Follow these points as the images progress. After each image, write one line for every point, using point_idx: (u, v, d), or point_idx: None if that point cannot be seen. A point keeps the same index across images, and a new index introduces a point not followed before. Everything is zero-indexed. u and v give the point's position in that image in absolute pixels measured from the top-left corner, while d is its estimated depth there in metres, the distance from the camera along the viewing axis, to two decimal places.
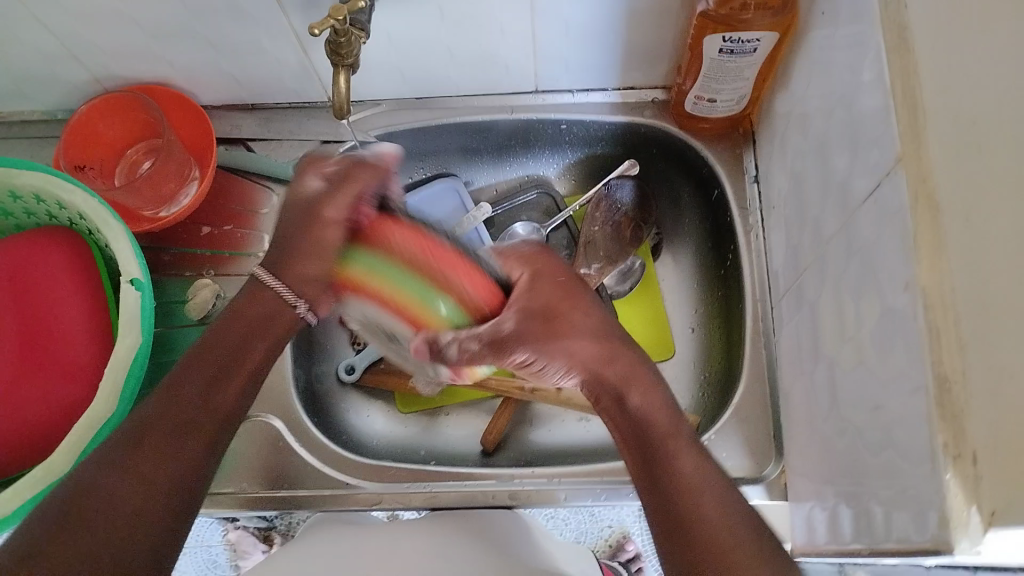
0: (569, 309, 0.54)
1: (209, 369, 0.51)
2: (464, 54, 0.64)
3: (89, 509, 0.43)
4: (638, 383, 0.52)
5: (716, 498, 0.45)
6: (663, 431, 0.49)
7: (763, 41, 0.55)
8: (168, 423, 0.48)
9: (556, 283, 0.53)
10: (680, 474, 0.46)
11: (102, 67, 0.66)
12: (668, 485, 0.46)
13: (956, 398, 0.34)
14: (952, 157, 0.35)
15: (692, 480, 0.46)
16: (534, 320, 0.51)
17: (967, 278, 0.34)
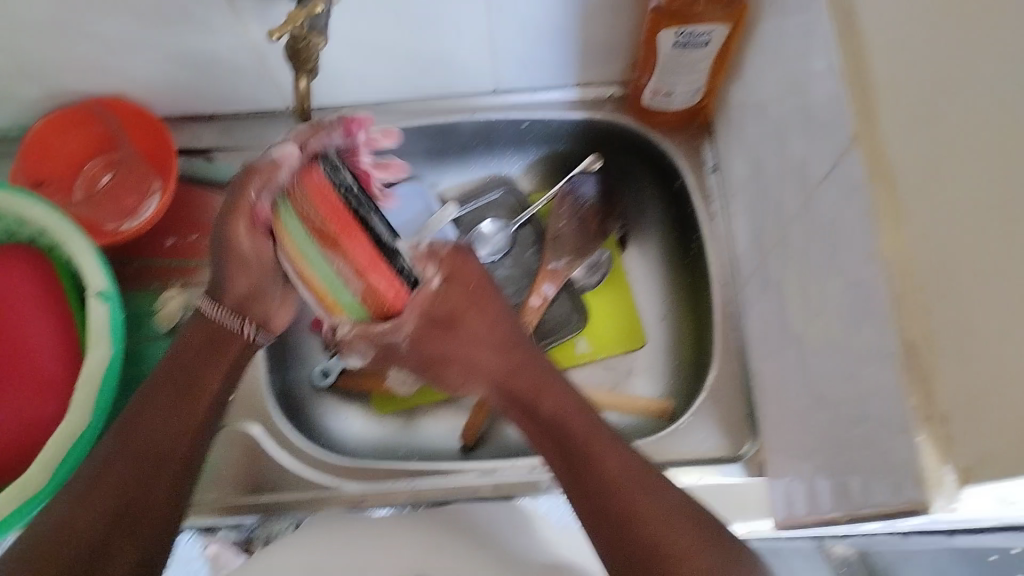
0: (472, 317, 0.51)
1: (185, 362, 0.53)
2: (423, 56, 0.65)
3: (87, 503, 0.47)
4: (549, 392, 0.50)
5: (657, 501, 0.44)
6: (583, 437, 0.47)
7: (714, 34, 0.56)
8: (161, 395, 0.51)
9: (464, 289, 0.50)
10: (606, 466, 0.46)
11: (55, 83, 0.65)
12: (604, 491, 0.45)
13: (925, 363, 0.35)
14: (905, 132, 0.37)
15: (616, 472, 0.46)
16: (435, 327, 0.48)
17: (929, 251, 0.35)
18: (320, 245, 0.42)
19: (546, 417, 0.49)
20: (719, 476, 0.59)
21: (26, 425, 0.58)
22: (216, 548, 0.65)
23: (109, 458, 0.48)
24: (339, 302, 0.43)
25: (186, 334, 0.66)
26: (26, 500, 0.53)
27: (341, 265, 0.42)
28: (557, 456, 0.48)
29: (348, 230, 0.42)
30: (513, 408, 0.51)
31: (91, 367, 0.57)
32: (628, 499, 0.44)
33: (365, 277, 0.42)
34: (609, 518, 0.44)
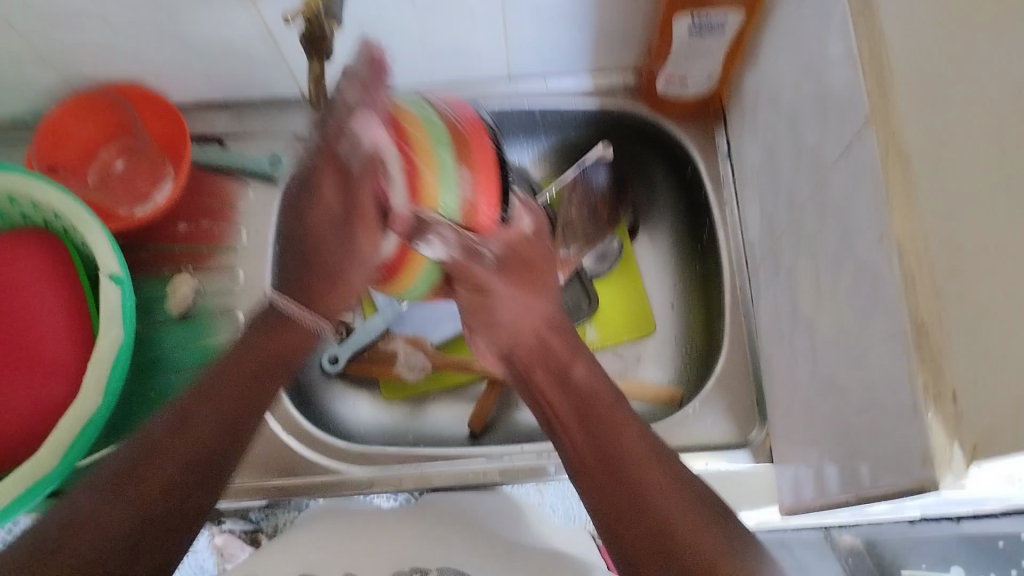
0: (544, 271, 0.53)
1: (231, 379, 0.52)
2: (436, 42, 0.65)
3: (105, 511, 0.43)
4: (580, 361, 0.51)
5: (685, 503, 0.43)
6: (611, 413, 0.48)
7: (730, 18, 0.56)
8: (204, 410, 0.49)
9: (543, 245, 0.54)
10: (631, 455, 0.46)
11: (71, 69, 0.65)
12: (631, 479, 0.45)
13: (934, 343, 0.35)
14: (919, 108, 0.36)
15: (643, 461, 0.45)
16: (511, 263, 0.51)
17: (940, 228, 0.35)
18: (455, 150, 0.46)
19: (574, 385, 0.50)
20: (726, 462, 0.58)
21: (37, 405, 0.58)
22: (223, 539, 0.66)
23: (152, 450, 0.46)
24: (441, 199, 0.45)
25: (196, 320, 0.68)
26: (36, 479, 0.53)
27: (461, 173, 0.46)
28: (574, 418, 0.49)
29: (481, 143, 0.48)
30: (537, 369, 0.52)
31: (104, 348, 0.58)
32: (647, 483, 0.44)
33: (478, 187, 0.47)
34: (615, 489, 0.45)
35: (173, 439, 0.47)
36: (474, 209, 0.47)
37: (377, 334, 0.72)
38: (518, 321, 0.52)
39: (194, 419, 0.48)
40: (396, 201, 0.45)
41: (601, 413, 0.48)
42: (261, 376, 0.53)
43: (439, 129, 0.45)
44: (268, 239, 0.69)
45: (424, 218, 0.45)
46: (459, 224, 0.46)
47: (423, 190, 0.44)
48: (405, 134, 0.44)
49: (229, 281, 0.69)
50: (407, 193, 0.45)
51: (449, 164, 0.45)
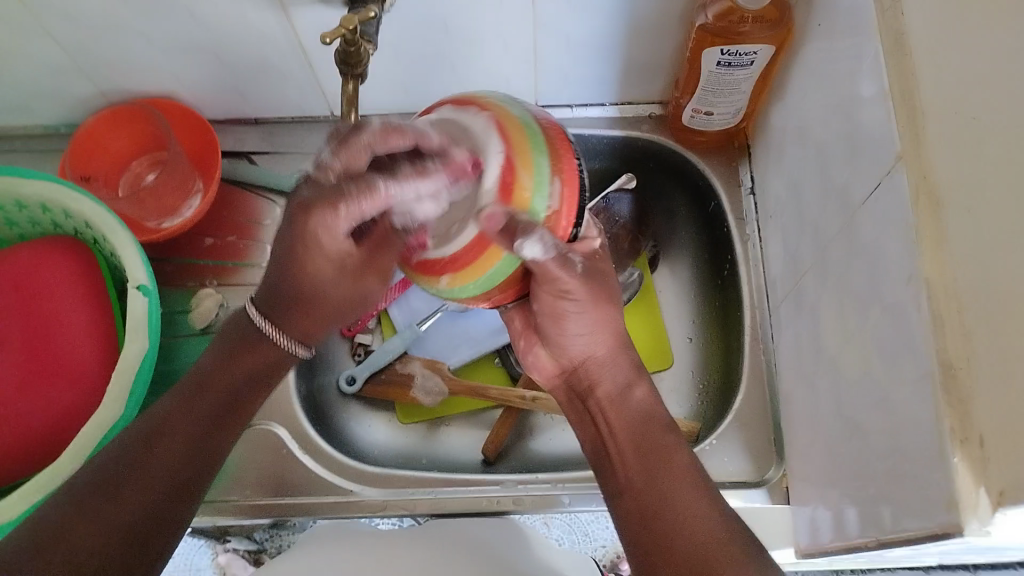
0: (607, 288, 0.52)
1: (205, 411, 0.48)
2: (466, 69, 0.66)
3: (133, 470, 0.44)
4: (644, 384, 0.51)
5: (724, 523, 0.43)
6: (667, 443, 0.48)
7: (759, 54, 0.56)
8: (185, 419, 0.47)
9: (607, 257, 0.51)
10: (677, 482, 0.46)
11: (109, 81, 0.66)
12: (671, 505, 0.44)
13: (962, 385, 0.35)
14: (951, 152, 0.37)
15: (686, 495, 0.45)
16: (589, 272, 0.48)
17: (971, 270, 0.35)
18: (551, 155, 0.40)
19: (635, 404, 0.50)
20: (742, 501, 0.58)
21: (58, 411, 0.59)
22: (226, 558, 0.74)
23: (128, 467, 0.44)
24: (533, 203, 0.39)
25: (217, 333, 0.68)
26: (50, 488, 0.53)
27: (556, 187, 0.40)
28: (629, 440, 0.49)
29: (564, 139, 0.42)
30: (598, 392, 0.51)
31: (128, 358, 0.58)
32: (680, 500, 0.45)
33: (567, 200, 0.40)
34: (659, 519, 0.44)
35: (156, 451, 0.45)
36: (557, 219, 0.40)
37: (395, 355, 0.71)
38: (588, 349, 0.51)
39: (172, 431, 0.46)
40: (481, 203, 0.39)
41: (658, 439, 0.48)
42: (227, 405, 0.50)
43: (542, 133, 0.41)
44: None
45: (520, 223, 0.38)
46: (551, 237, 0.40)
47: (517, 188, 0.39)
48: (502, 125, 0.39)
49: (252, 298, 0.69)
50: (497, 189, 0.38)
51: (546, 165, 0.40)
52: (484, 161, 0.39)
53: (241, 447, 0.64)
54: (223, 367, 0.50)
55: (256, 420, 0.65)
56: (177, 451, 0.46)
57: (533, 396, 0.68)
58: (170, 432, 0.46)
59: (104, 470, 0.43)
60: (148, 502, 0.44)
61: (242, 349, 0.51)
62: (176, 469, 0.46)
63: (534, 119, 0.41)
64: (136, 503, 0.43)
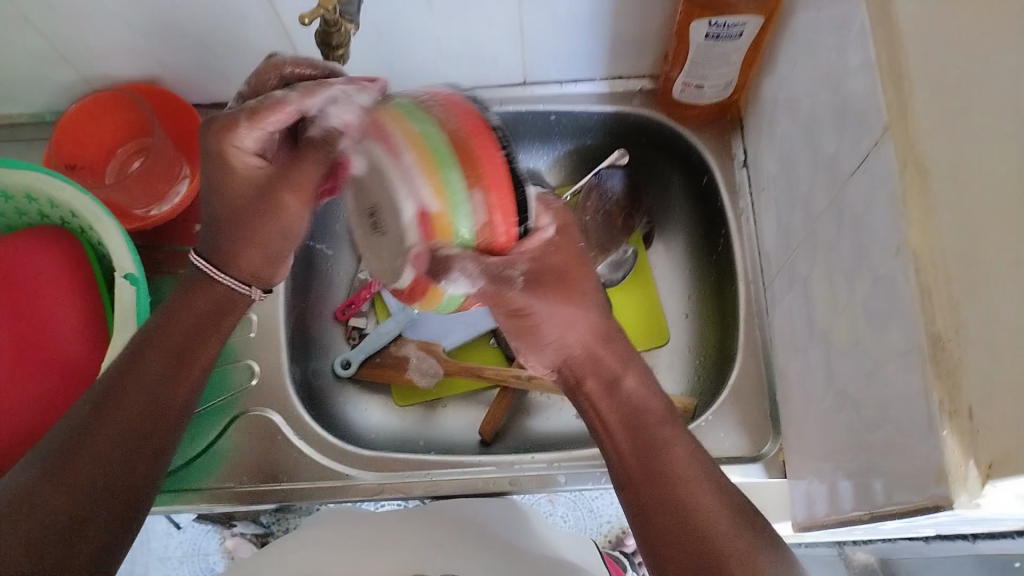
0: None
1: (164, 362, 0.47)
2: (453, 46, 0.65)
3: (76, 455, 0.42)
4: (635, 366, 0.47)
5: (718, 500, 0.43)
6: (658, 420, 0.46)
7: (747, 26, 0.56)
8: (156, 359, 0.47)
9: None
10: (674, 459, 0.44)
11: (91, 68, 0.66)
12: (675, 490, 0.43)
13: (950, 356, 0.34)
14: (939, 122, 0.36)
15: (683, 469, 0.44)
16: None
17: (959, 241, 0.34)
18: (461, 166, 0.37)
19: (626, 394, 0.46)
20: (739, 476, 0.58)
21: (50, 402, 0.58)
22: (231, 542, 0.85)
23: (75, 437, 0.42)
24: (454, 226, 0.38)
25: None
26: None
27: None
28: (623, 431, 0.46)
29: (485, 137, 0.38)
30: (585, 382, 0.47)
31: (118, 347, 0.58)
32: (682, 496, 0.43)
33: (493, 208, 0.38)
34: (670, 518, 0.43)
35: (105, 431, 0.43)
36: (491, 230, 0.38)
37: (389, 338, 0.72)
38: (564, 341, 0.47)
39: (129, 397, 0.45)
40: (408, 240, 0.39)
41: (647, 421, 0.46)
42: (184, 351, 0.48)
43: (447, 149, 0.37)
44: None
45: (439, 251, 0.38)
46: (482, 249, 0.39)
47: (435, 221, 0.37)
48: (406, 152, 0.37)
49: None
50: (420, 228, 0.38)
51: (457, 181, 0.37)
52: (400, 208, 0.38)
53: (237, 434, 0.64)
54: (172, 318, 0.49)
55: (250, 406, 0.65)
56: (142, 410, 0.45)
57: (528, 376, 0.68)
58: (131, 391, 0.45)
59: (22, 482, 0.40)
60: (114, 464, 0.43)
61: (182, 301, 0.50)
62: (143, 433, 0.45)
63: (439, 124, 0.38)
64: (68, 495, 0.40)
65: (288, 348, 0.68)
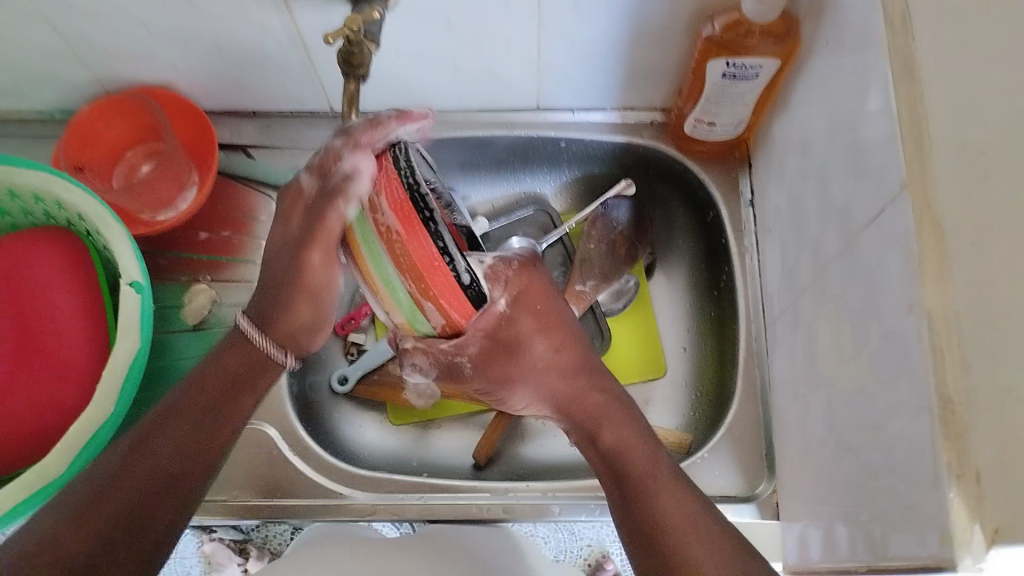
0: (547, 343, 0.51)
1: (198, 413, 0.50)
2: (469, 69, 0.65)
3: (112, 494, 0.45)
4: (610, 422, 0.50)
5: (711, 554, 0.43)
6: (642, 469, 0.48)
7: (765, 68, 0.56)
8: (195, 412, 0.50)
9: (535, 310, 0.49)
10: (661, 514, 0.45)
11: (105, 70, 0.65)
12: (665, 545, 0.44)
13: (959, 418, 0.35)
14: (957, 182, 0.36)
15: (676, 527, 0.44)
16: (499, 350, 0.48)
17: (973, 306, 0.34)
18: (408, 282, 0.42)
19: (604, 449, 0.50)
20: (733, 515, 0.58)
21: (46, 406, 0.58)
22: (211, 547, 0.74)
23: (104, 483, 0.46)
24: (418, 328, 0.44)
25: (211, 330, 0.68)
26: (39, 488, 0.53)
27: (431, 310, 0.42)
28: (615, 493, 0.48)
29: (416, 230, 0.41)
30: (579, 439, 0.52)
31: (119, 354, 0.58)
32: (664, 515, 0.45)
33: (449, 310, 0.42)
34: (651, 541, 0.45)
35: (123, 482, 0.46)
36: (439, 323, 0.43)
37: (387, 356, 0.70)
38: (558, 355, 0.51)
39: (145, 450, 0.48)
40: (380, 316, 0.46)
41: (632, 470, 0.48)
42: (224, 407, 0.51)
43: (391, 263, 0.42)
44: None
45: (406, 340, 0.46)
46: (447, 334, 0.44)
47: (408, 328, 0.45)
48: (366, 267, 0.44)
49: (246, 294, 0.69)
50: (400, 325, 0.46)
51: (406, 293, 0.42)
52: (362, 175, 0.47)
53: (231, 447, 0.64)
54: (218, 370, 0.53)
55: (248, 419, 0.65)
56: (159, 476, 0.47)
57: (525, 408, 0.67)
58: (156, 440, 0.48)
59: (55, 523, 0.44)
60: (132, 517, 0.45)
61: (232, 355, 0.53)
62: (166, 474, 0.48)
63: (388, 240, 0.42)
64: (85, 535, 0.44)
65: None
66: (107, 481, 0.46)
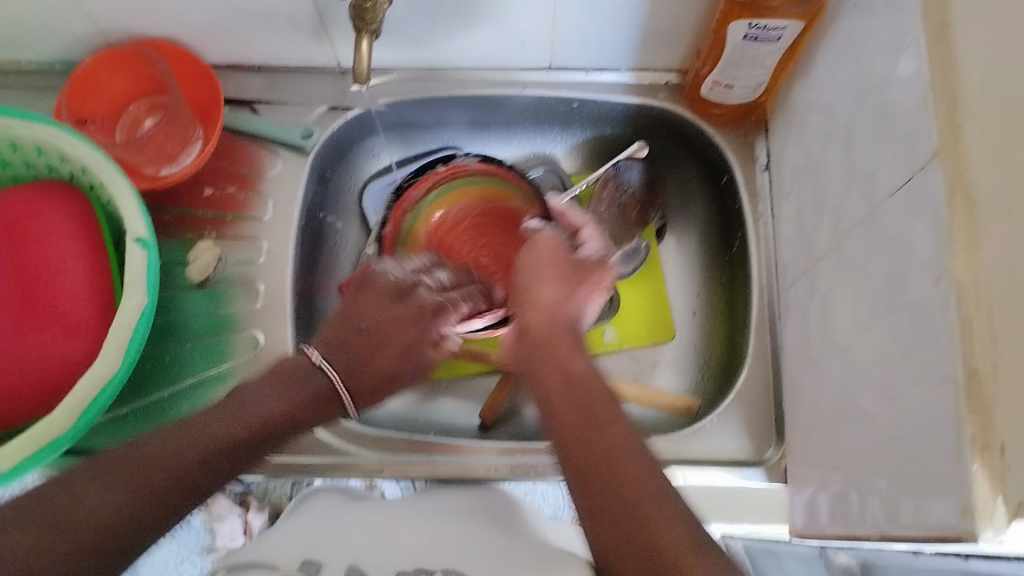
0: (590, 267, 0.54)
1: (256, 426, 0.46)
2: (482, 27, 0.64)
3: (174, 454, 0.41)
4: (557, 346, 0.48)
5: (671, 527, 0.37)
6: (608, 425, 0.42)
7: (788, 30, 0.55)
8: (255, 429, 0.46)
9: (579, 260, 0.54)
10: (637, 496, 0.38)
11: (108, 22, 0.64)
12: (630, 516, 0.38)
13: (986, 392, 0.34)
14: (992, 156, 0.35)
15: (649, 509, 0.37)
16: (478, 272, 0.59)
17: (1003, 279, 0.34)
18: None
19: (574, 385, 0.45)
20: (740, 479, 0.58)
21: (51, 359, 0.57)
22: None
23: (164, 444, 0.41)
24: None
25: (216, 288, 0.67)
26: (47, 442, 0.53)
27: None
28: (575, 430, 0.42)
29: None
30: (545, 369, 0.47)
31: (126, 309, 0.57)
32: (613, 446, 0.41)
33: None
34: (595, 455, 0.41)
35: (137, 467, 0.40)
36: None
37: None
38: (556, 312, 0.50)
39: (214, 449, 0.43)
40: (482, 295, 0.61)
41: (611, 442, 0.41)
42: (264, 431, 0.47)
43: None
44: (294, 213, 0.69)
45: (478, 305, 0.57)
46: None
47: None
48: None
49: (252, 251, 0.68)
50: None
51: None
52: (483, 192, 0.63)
53: None
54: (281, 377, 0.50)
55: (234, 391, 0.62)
56: (205, 468, 0.42)
57: None
58: (193, 436, 0.43)
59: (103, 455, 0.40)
60: (162, 501, 0.40)
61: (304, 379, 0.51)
62: (207, 474, 0.42)
63: None
64: (145, 489, 0.39)
65: (291, 318, 0.66)
66: (166, 441, 0.42)
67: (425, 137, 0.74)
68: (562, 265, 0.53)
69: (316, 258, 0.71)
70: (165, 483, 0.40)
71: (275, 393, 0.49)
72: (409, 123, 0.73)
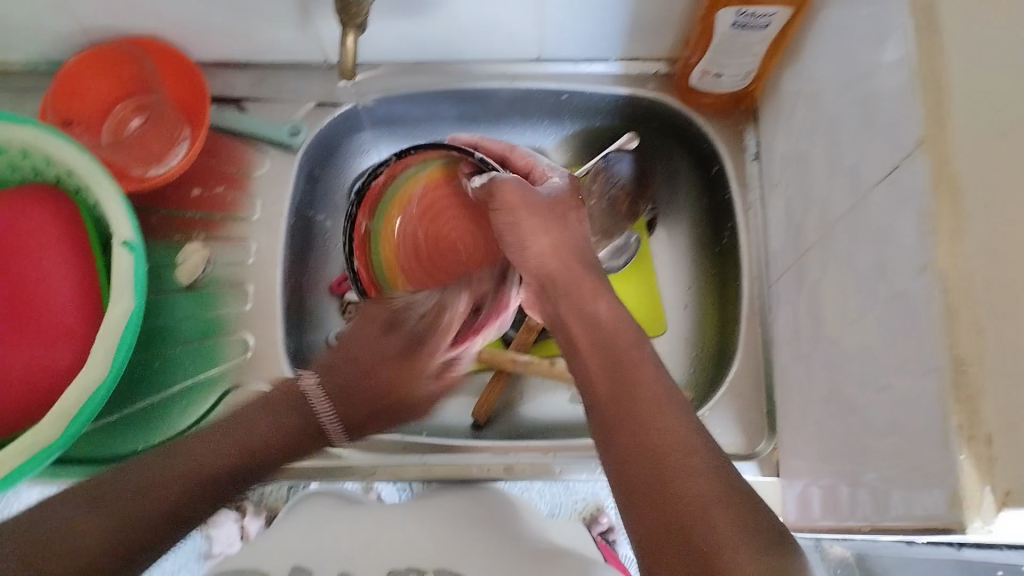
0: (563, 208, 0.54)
1: (256, 433, 0.47)
2: (469, 19, 0.63)
3: (159, 478, 0.42)
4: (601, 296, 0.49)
5: (707, 479, 0.36)
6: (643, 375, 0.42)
7: (776, 17, 0.55)
8: (259, 431, 0.47)
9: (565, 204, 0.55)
10: (664, 435, 0.39)
11: (93, 20, 0.63)
12: (659, 471, 0.37)
13: (972, 380, 0.34)
14: (978, 141, 0.35)
15: (666, 445, 0.38)
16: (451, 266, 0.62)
17: (989, 267, 0.34)
18: None
19: (600, 328, 0.46)
20: None
21: (39, 367, 0.57)
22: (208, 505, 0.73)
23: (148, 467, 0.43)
24: None
25: (205, 290, 0.67)
26: (33, 453, 0.53)
27: None
28: (606, 377, 0.43)
29: None
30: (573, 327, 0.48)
31: (114, 314, 0.57)
32: (673, 468, 0.37)
33: None
34: (628, 418, 0.40)
35: (105, 496, 0.41)
36: None
37: None
38: (558, 251, 0.51)
39: (207, 460, 0.44)
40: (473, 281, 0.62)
41: (636, 385, 0.42)
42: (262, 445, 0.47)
43: None
44: (283, 212, 0.68)
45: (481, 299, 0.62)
46: None
47: None
48: None
49: (241, 252, 0.68)
50: None
51: None
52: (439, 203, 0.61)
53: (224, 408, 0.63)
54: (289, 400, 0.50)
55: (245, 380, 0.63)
56: (198, 476, 0.43)
57: (524, 361, 0.68)
58: (183, 452, 0.44)
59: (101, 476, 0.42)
60: (168, 514, 0.41)
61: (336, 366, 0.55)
62: (196, 495, 0.43)
63: None
64: (135, 505, 0.40)
65: (280, 317, 0.65)
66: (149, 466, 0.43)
67: (414, 132, 0.74)
68: (540, 208, 0.53)
69: (306, 256, 0.70)
70: (155, 510, 0.41)
71: (269, 417, 0.49)
72: (398, 118, 0.72)
